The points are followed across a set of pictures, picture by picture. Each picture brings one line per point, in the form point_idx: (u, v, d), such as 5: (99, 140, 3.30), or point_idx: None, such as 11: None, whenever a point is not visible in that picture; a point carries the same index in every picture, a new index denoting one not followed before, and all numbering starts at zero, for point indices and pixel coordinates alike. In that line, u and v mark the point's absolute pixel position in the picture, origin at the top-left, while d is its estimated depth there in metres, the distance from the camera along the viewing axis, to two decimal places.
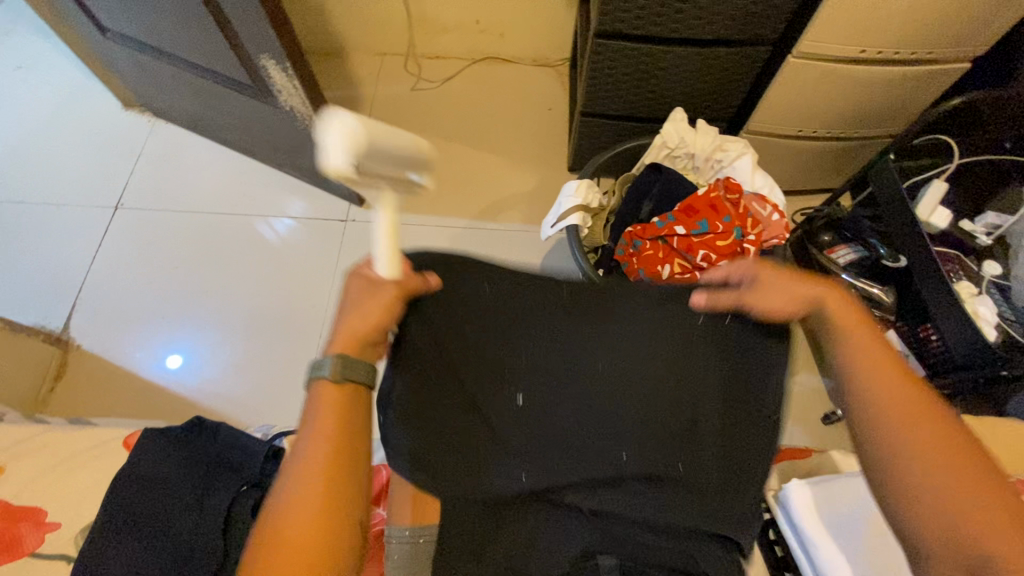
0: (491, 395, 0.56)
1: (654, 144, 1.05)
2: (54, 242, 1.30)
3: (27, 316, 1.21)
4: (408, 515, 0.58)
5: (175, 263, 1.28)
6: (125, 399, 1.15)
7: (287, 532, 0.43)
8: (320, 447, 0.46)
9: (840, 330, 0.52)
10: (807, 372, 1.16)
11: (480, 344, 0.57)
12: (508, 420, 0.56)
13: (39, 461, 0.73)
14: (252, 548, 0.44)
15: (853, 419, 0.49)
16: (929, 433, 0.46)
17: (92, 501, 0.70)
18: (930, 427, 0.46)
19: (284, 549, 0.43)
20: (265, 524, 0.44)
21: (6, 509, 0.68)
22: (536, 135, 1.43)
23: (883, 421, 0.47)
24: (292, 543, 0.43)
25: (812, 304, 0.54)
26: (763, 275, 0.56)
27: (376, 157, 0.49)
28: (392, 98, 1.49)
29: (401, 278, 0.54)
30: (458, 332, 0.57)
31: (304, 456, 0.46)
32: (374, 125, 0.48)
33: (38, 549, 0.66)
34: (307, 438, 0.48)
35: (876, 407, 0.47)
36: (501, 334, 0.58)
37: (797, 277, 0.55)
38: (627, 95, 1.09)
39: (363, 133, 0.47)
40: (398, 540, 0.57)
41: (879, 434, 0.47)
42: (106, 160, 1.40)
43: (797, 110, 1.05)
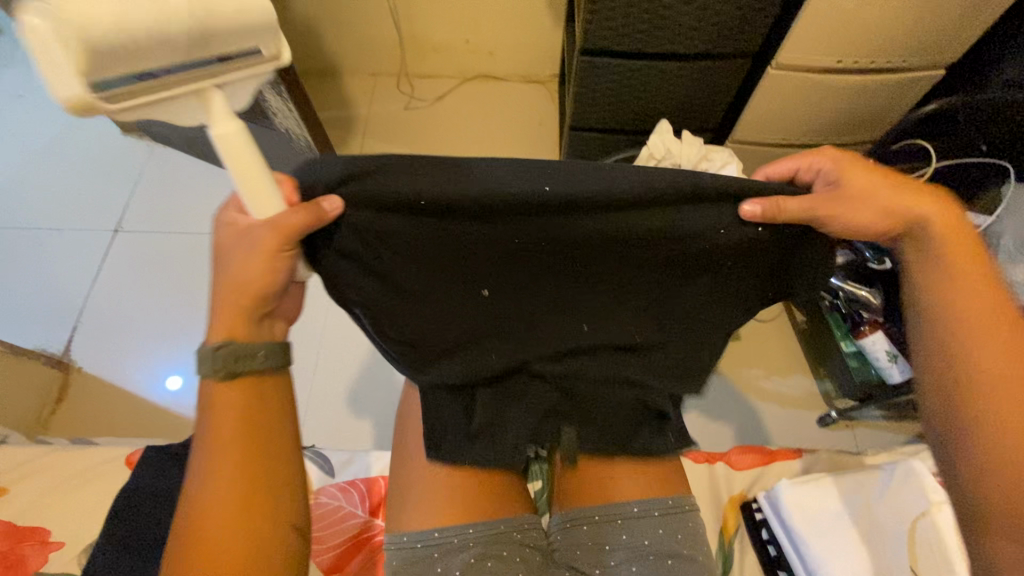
0: (457, 283, 0.54)
1: (642, 155, 1.06)
2: (54, 266, 1.32)
3: (28, 340, 1.23)
4: (405, 523, 0.59)
5: (174, 284, 1.30)
6: (127, 420, 1.16)
7: (208, 522, 0.46)
8: (228, 438, 0.48)
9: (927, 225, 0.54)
10: (801, 374, 1.18)
11: (433, 235, 0.50)
12: (477, 309, 0.56)
13: (40, 481, 0.73)
14: (176, 541, 0.47)
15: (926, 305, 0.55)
16: (991, 311, 0.52)
17: (95, 519, 0.71)
18: (990, 306, 0.52)
19: (208, 537, 0.46)
20: (186, 518, 0.47)
21: (10, 530, 0.69)
22: (527, 150, 1.47)
23: (955, 307, 0.53)
24: (215, 531, 0.46)
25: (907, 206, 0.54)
26: (845, 179, 0.53)
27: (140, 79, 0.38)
28: (386, 117, 1.52)
29: (276, 215, 0.46)
30: (401, 227, 0.49)
31: (214, 448, 0.48)
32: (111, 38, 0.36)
33: (43, 568, 0.67)
34: (211, 437, 0.48)
35: (947, 309, 0.54)
36: (454, 224, 0.50)
37: (892, 183, 0.53)
38: (614, 109, 1.12)
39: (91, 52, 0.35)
40: (396, 546, 0.58)
41: (952, 320, 0.53)
42: (105, 184, 1.42)
43: (779, 118, 1.08)
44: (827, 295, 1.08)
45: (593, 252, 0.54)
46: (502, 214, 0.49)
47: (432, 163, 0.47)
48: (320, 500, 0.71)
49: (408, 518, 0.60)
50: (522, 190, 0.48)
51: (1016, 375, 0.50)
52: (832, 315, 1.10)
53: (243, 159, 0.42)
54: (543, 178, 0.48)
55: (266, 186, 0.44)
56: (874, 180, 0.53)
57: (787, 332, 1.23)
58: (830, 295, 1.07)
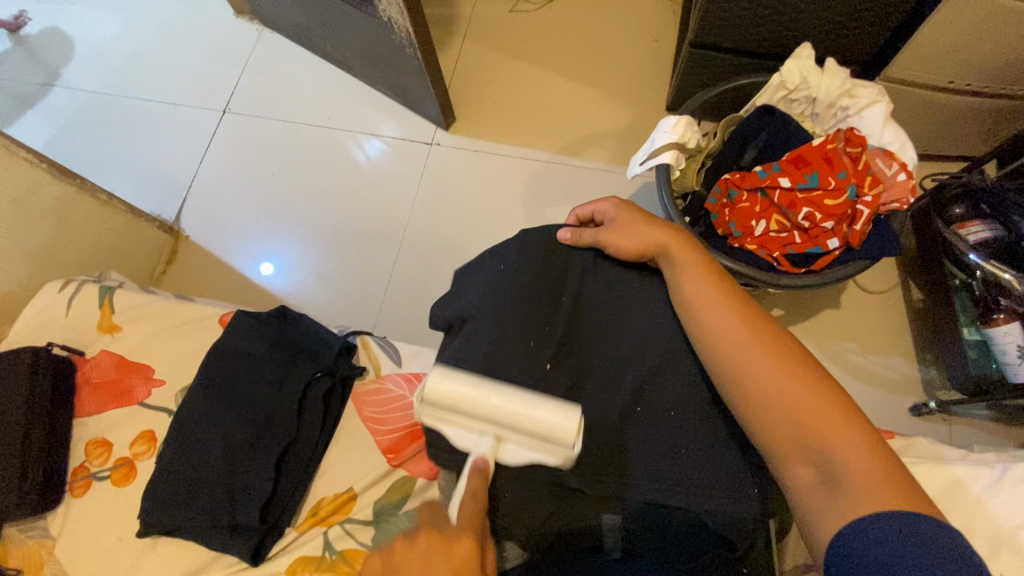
0: (538, 346, 0.64)
1: (770, 83, 0.94)
2: (169, 138, 1.41)
3: (148, 203, 1.35)
4: (429, 468, 0.71)
5: (271, 170, 1.36)
6: (223, 288, 1.26)
7: None
8: None
9: (728, 314, 0.60)
10: (877, 351, 1.07)
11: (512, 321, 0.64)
12: (537, 375, 0.62)
13: (147, 326, 0.81)
14: None
15: (726, 364, 0.58)
16: (790, 390, 0.54)
17: (190, 367, 0.79)
18: (787, 383, 0.54)
19: None
20: None
21: (124, 361, 0.78)
22: (636, 70, 1.35)
23: (756, 364, 0.56)
24: None
25: (657, 244, 0.67)
26: (619, 215, 0.71)
27: (510, 448, 0.54)
28: (490, 18, 1.43)
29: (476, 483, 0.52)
30: (502, 309, 0.64)
31: None
32: (512, 443, 0.53)
33: (146, 399, 0.76)
34: None
35: (752, 361, 0.56)
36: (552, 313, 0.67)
37: (647, 225, 0.69)
38: (746, 26, 0.98)
39: (495, 443, 0.54)
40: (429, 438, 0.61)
41: (746, 381, 0.56)
42: (217, 64, 1.48)
43: (950, 53, 0.90)
44: (959, 273, 0.95)
45: (663, 339, 0.65)
46: (562, 302, 0.68)
47: (541, 282, 0.68)
48: (385, 385, 0.77)
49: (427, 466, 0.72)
50: (599, 280, 0.70)
51: (805, 421, 0.52)
52: (960, 297, 0.96)
53: (501, 444, 0.54)
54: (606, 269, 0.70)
55: (466, 439, 0.54)
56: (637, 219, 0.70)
57: (899, 309, 1.10)
58: (963, 274, 0.94)
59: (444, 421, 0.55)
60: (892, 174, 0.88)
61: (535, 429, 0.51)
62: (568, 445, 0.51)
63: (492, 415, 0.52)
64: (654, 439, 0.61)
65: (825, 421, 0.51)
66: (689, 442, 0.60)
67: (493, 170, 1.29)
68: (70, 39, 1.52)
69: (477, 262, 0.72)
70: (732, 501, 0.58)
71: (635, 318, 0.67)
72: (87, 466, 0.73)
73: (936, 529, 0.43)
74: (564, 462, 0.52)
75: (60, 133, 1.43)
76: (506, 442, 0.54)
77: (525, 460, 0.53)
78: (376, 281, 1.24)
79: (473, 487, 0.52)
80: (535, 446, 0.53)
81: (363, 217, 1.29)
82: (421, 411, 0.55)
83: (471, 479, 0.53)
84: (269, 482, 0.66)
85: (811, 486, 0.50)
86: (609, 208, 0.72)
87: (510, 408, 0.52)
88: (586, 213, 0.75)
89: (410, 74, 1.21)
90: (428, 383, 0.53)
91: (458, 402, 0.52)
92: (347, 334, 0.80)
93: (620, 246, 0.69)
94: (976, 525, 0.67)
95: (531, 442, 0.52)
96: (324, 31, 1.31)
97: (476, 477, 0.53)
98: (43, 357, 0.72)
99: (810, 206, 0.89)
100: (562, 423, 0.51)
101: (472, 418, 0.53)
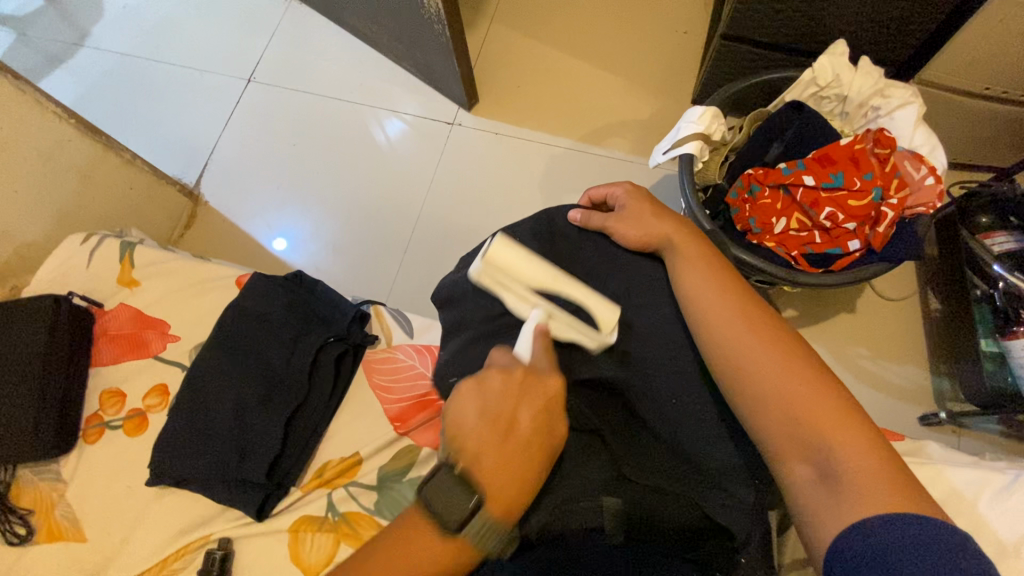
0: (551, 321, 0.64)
1: (802, 79, 0.92)
2: (193, 103, 1.42)
3: (169, 167, 1.36)
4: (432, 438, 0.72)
5: (293, 140, 1.37)
6: (239, 255, 1.27)
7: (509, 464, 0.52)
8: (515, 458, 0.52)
9: (741, 299, 0.60)
10: (889, 357, 1.06)
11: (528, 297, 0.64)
12: None
13: (164, 283, 0.82)
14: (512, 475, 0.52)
15: (734, 355, 0.57)
16: (803, 388, 0.53)
17: (204, 326, 0.80)
18: (800, 380, 0.53)
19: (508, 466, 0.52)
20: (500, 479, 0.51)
21: (141, 315, 0.80)
22: (665, 61, 1.34)
23: (767, 359, 0.55)
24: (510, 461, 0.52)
25: (665, 233, 0.67)
26: (626, 202, 0.71)
27: (557, 323, 0.62)
28: (520, 1, 1.42)
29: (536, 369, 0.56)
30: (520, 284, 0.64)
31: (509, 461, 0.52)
32: (557, 322, 0.62)
33: (160, 353, 0.78)
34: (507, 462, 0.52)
35: (763, 356, 0.56)
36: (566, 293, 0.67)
37: (655, 216, 0.68)
38: (781, 21, 0.96)
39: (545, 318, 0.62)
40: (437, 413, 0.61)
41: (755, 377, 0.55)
42: (245, 33, 1.48)
43: (988, 59, 0.88)
44: (981, 284, 0.93)
45: (674, 328, 0.65)
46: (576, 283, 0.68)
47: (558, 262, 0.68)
48: (396, 355, 0.77)
49: (431, 436, 0.72)
50: (615, 265, 0.70)
51: (817, 419, 0.51)
52: (980, 309, 0.94)
53: (551, 311, 0.63)
54: (623, 254, 0.70)
55: (521, 300, 0.63)
56: (645, 208, 0.69)
57: (916, 317, 1.08)
58: (984, 285, 0.92)
59: (504, 285, 0.64)
60: (920, 178, 0.86)
61: (584, 302, 0.63)
62: (607, 318, 0.63)
63: (553, 282, 0.64)
64: (660, 423, 0.62)
65: (832, 418, 0.51)
66: (693, 431, 0.61)
67: (513, 154, 1.29)
68: (101, 0, 1.53)
69: (494, 236, 0.71)
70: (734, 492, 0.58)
71: (646, 305, 0.67)
72: (100, 414, 0.74)
73: (942, 537, 0.42)
74: (598, 341, 0.63)
75: (87, 92, 1.45)
76: (552, 317, 0.63)
77: (569, 335, 0.62)
78: (390, 256, 1.24)
79: (540, 347, 0.58)
80: (577, 325, 0.63)
81: (382, 192, 1.30)
82: (483, 275, 0.64)
83: (536, 338, 0.59)
84: (277, 440, 0.67)
85: (812, 484, 0.50)
86: (621, 193, 0.72)
87: (563, 280, 0.64)
88: (597, 196, 0.75)
89: (435, 52, 1.20)
90: (495, 248, 0.63)
91: (519, 267, 0.63)
92: (362, 302, 0.80)
93: (624, 233, 0.69)
94: (981, 533, 0.67)
95: (576, 314, 0.63)
96: (353, 5, 1.30)
97: (538, 337, 0.59)
98: (64, 306, 0.74)
99: (833, 206, 0.87)
100: (602, 305, 0.63)
101: (528, 279, 0.63)
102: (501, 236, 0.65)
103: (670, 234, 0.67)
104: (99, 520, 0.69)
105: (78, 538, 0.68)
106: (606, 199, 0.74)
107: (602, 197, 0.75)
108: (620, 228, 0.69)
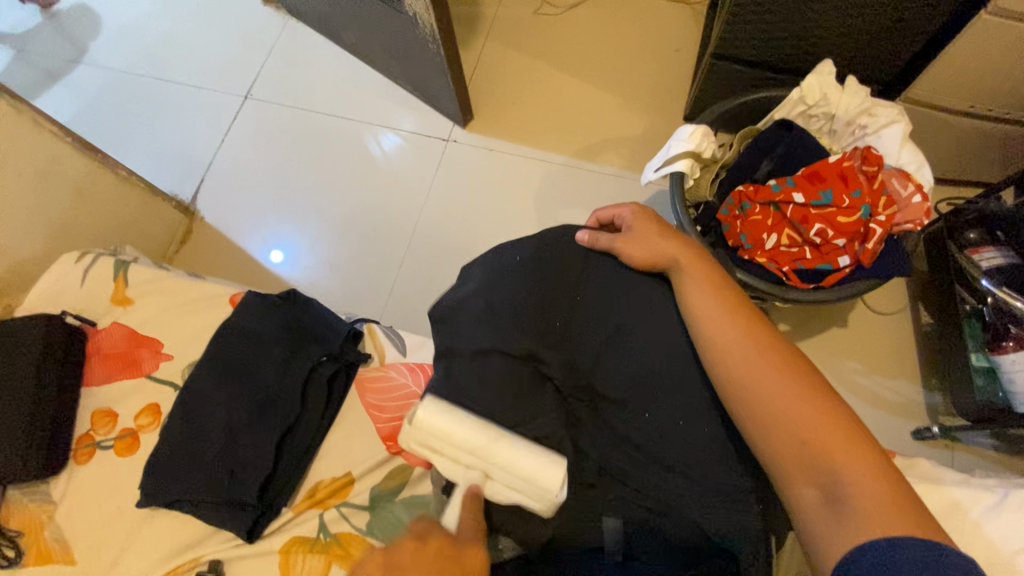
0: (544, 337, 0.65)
1: (790, 98, 0.94)
2: (190, 119, 1.43)
3: (166, 183, 1.37)
4: (423, 459, 0.72)
5: (290, 156, 1.37)
6: (234, 270, 1.28)
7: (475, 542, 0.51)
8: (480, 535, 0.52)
9: (732, 316, 0.61)
10: (881, 371, 1.07)
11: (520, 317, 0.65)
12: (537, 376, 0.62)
13: (158, 301, 0.82)
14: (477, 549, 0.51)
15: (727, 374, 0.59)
16: (793, 408, 0.54)
17: (197, 344, 0.80)
18: (791, 401, 0.54)
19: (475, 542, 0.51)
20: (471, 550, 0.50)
21: (134, 334, 0.80)
22: (657, 78, 1.36)
23: (757, 377, 0.57)
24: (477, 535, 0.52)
25: (673, 255, 0.67)
26: (636, 223, 0.71)
27: (499, 488, 0.56)
28: (515, 19, 1.44)
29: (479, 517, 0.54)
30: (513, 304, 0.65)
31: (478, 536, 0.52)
32: (497, 486, 0.56)
33: (153, 372, 0.78)
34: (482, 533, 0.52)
35: (755, 377, 0.57)
36: (558, 311, 0.67)
37: (663, 237, 0.69)
38: (769, 41, 0.98)
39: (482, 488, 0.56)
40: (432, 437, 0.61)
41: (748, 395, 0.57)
42: (242, 51, 1.50)
43: (972, 78, 0.90)
44: (969, 299, 0.94)
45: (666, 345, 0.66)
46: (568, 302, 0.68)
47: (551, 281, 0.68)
48: (388, 374, 0.77)
49: (422, 457, 0.72)
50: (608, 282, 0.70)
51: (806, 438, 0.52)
52: (969, 322, 0.94)
53: (489, 478, 0.56)
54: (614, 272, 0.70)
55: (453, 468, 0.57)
56: (653, 229, 0.70)
57: (907, 331, 1.09)
58: (974, 299, 0.93)
59: (436, 454, 0.57)
60: (907, 195, 0.88)
61: (517, 466, 0.55)
62: (547, 481, 0.54)
63: (481, 446, 0.55)
64: (652, 440, 0.62)
65: (821, 437, 0.52)
66: (685, 449, 0.61)
67: (508, 169, 1.30)
68: (99, 18, 1.54)
69: (485, 254, 0.72)
70: (726, 509, 0.58)
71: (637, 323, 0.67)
72: (92, 434, 0.74)
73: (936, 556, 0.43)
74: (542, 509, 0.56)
75: (84, 109, 1.46)
76: (491, 482, 0.56)
77: (509, 496, 0.56)
78: (385, 271, 1.25)
79: (470, 516, 0.54)
80: (520, 492, 0.56)
81: (377, 207, 1.31)
82: (411, 442, 0.57)
83: (465, 508, 0.55)
84: (269, 460, 0.67)
85: (811, 504, 0.50)
86: (628, 214, 0.73)
87: (499, 443, 0.55)
88: (605, 216, 0.76)
89: (430, 69, 1.22)
90: (421, 416, 0.56)
91: (446, 436, 0.55)
92: (355, 320, 0.81)
93: (633, 254, 0.69)
94: (973, 548, 0.67)
95: (515, 481, 0.55)
96: (349, 23, 1.32)
97: (470, 506, 0.55)
98: (56, 326, 0.74)
99: (822, 223, 0.88)
100: (547, 470, 0.54)
101: (457, 450, 0.55)
102: (427, 396, 0.57)
103: (660, 252, 0.68)
104: (88, 542, 0.69)
105: (68, 560, 0.68)
106: (614, 219, 0.75)
107: (608, 217, 0.75)
108: (628, 249, 0.69)
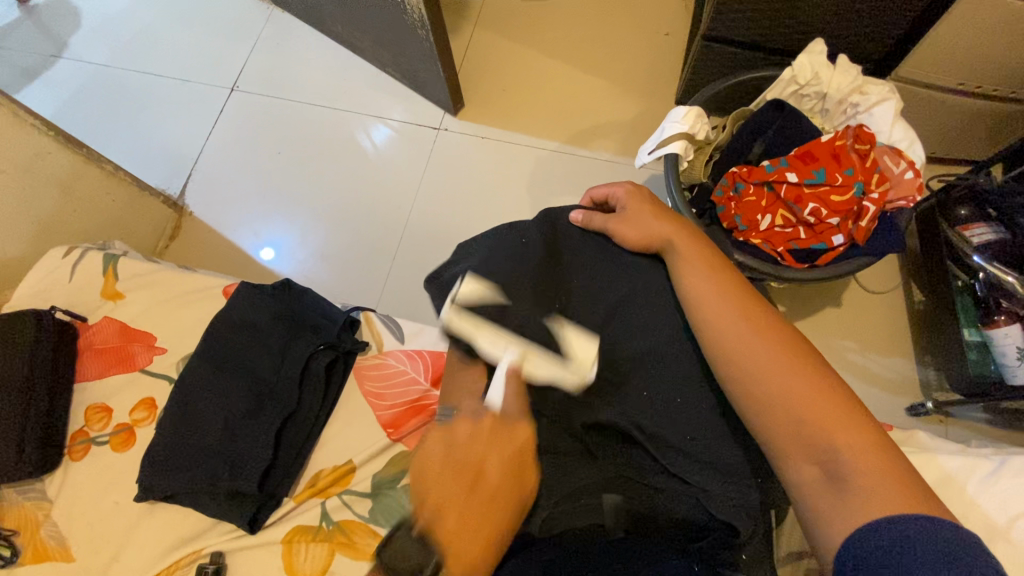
0: None
1: (781, 78, 0.94)
2: (175, 113, 1.41)
3: (152, 179, 1.34)
4: None
5: (279, 149, 1.36)
6: (225, 266, 1.26)
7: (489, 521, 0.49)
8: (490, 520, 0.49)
9: (732, 295, 0.61)
10: (875, 349, 1.08)
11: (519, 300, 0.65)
12: None
13: (149, 295, 0.81)
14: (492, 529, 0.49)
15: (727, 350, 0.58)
16: (792, 382, 0.54)
17: (191, 337, 0.79)
18: (789, 375, 0.55)
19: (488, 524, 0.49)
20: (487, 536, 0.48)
21: (126, 328, 0.79)
22: (647, 63, 1.35)
23: (758, 354, 0.57)
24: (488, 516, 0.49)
25: (669, 235, 0.67)
26: (629, 203, 0.71)
27: (539, 365, 0.58)
28: (503, 6, 1.43)
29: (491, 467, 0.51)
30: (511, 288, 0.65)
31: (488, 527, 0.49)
32: (534, 364, 0.58)
33: (147, 366, 0.77)
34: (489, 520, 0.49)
35: (755, 353, 0.57)
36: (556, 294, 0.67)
37: (658, 218, 0.69)
38: (760, 22, 0.98)
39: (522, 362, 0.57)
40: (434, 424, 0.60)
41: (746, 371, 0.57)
42: (227, 42, 1.47)
43: (960, 55, 0.91)
44: (962, 274, 0.95)
45: (665, 325, 0.66)
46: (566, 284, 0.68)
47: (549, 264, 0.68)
48: (387, 361, 0.77)
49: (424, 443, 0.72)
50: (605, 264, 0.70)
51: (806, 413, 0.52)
52: (962, 298, 0.95)
53: (528, 355, 0.58)
54: (611, 254, 0.70)
55: (494, 348, 0.58)
56: (648, 209, 0.70)
57: (900, 308, 1.10)
58: (966, 276, 0.94)
59: (476, 333, 0.58)
60: (899, 172, 0.89)
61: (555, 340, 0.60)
62: (583, 352, 0.60)
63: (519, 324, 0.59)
64: (654, 420, 0.62)
65: (821, 411, 0.52)
66: (686, 427, 0.62)
67: (500, 157, 1.29)
68: (78, 11, 1.51)
69: (481, 238, 0.71)
70: (729, 486, 0.59)
71: (635, 304, 0.67)
72: (86, 431, 0.73)
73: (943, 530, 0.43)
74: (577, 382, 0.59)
75: (66, 104, 1.43)
76: (529, 359, 0.58)
77: (546, 375, 0.58)
78: (379, 262, 1.24)
79: (512, 390, 0.55)
80: (558, 367, 0.59)
81: (369, 198, 1.29)
82: (453, 322, 0.59)
83: (508, 381, 0.55)
84: (268, 451, 0.66)
85: (812, 478, 0.50)
86: (622, 193, 0.72)
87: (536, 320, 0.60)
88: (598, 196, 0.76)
89: (419, 57, 1.20)
90: (467, 292, 0.60)
91: (489, 310, 0.59)
92: (351, 308, 0.80)
93: (626, 235, 0.69)
94: (969, 516, 0.68)
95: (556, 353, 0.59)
96: (336, 12, 1.30)
97: (511, 381, 0.55)
98: (46, 321, 0.72)
99: (816, 202, 0.88)
100: (582, 344, 0.60)
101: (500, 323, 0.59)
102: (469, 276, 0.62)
103: (657, 232, 0.68)
104: (86, 539, 0.68)
105: (66, 557, 0.67)
106: (607, 199, 0.75)
107: (603, 197, 0.75)
108: (621, 230, 0.69)
